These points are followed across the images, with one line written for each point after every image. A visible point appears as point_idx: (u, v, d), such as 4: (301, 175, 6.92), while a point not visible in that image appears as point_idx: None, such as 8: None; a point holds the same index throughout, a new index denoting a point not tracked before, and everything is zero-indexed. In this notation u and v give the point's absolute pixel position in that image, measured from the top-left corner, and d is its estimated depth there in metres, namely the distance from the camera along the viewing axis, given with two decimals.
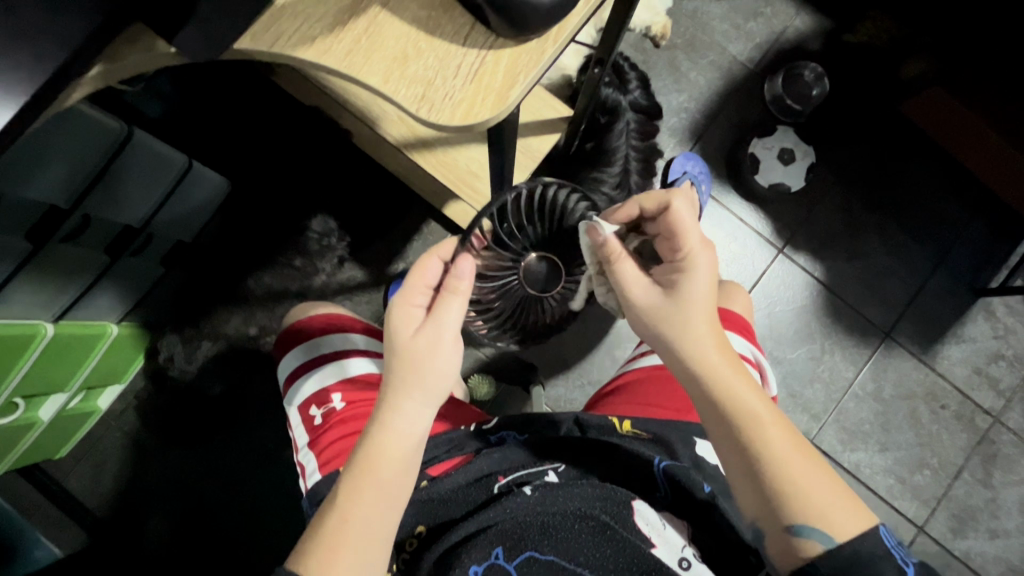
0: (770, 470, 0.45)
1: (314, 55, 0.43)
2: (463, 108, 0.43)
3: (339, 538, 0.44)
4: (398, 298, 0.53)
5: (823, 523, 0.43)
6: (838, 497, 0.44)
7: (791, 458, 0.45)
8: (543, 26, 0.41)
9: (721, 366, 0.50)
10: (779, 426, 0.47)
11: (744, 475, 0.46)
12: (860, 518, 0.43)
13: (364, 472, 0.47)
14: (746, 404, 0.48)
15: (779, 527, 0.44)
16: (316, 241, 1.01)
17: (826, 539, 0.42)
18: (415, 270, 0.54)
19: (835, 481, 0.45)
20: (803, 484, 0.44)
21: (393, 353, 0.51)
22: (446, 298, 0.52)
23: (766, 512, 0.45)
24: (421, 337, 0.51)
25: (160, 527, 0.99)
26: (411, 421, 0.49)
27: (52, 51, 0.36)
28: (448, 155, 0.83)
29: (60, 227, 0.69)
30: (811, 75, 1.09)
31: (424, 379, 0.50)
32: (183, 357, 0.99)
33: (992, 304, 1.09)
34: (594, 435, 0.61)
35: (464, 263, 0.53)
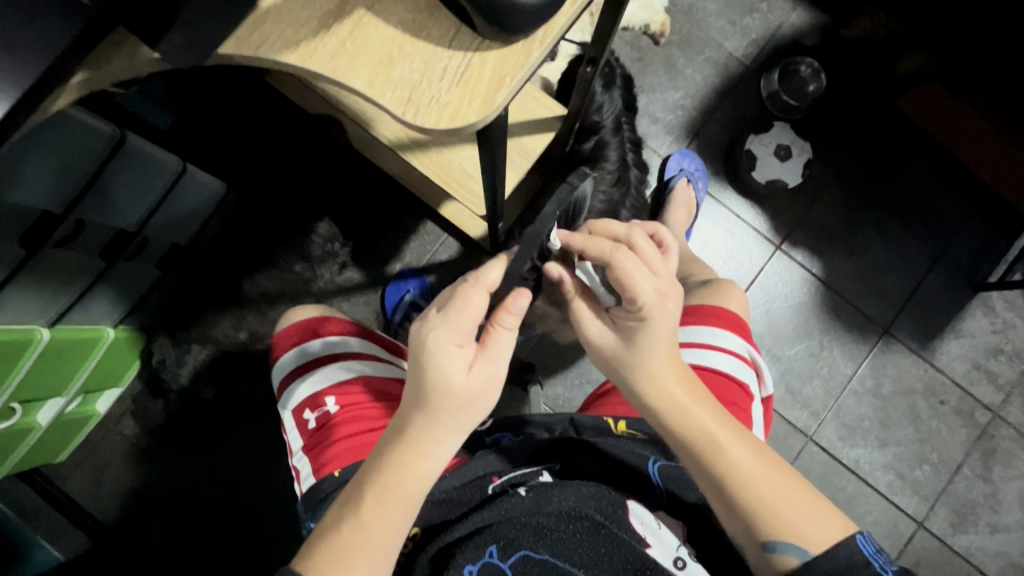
0: (740, 488, 0.47)
1: (298, 59, 0.42)
2: (449, 111, 0.42)
3: (353, 557, 0.43)
4: (445, 332, 0.47)
5: (799, 537, 0.45)
6: (812, 507, 0.47)
7: (761, 477, 0.48)
8: (528, 28, 0.41)
9: (672, 378, 0.51)
10: (744, 443, 0.50)
11: (712, 492, 0.49)
12: (836, 529, 0.46)
13: (390, 492, 0.45)
14: (702, 419, 0.50)
15: (757, 543, 0.47)
16: (319, 245, 1.01)
17: (801, 551, 0.45)
18: (462, 295, 0.47)
19: (812, 494, 0.48)
20: (777, 502, 0.46)
21: (438, 391, 0.46)
22: (498, 331, 0.48)
23: (742, 525, 0.47)
24: (477, 378, 0.47)
25: (159, 529, 0.99)
26: (444, 454, 0.48)
27: (31, 57, 0.36)
28: (441, 155, 0.82)
29: (51, 234, 0.68)
30: (807, 70, 1.07)
31: (470, 416, 0.48)
32: (175, 359, 0.98)
33: (990, 299, 1.09)
34: (589, 436, 0.61)
35: (521, 299, 0.47)
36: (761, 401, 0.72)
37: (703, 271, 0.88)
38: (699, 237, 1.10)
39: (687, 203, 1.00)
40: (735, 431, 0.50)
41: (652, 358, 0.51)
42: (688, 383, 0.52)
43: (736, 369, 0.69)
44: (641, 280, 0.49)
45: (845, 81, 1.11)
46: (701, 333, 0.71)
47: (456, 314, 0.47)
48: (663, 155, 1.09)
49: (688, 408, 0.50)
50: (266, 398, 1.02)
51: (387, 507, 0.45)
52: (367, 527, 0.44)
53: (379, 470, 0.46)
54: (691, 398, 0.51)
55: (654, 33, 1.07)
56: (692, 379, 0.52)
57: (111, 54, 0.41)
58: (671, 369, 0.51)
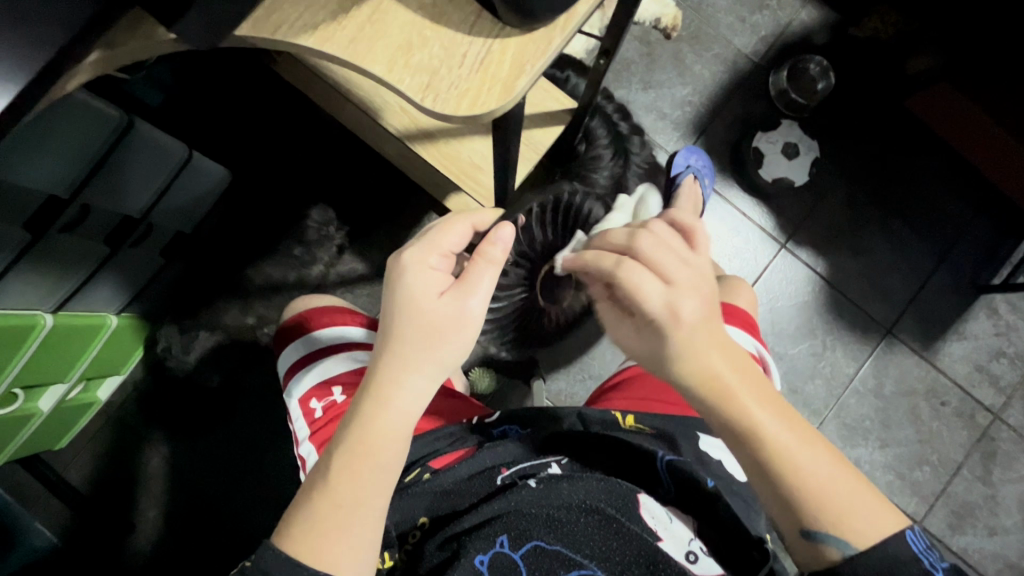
0: (786, 476, 0.41)
1: (316, 43, 0.42)
2: (468, 98, 0.42)
3: (329, 521, 0.41)
4: (417, 251, 0.48)
5: (843, 529, 0.39)
6: (862, 495, 0.40)
7: (814, 462, 0.41)
8: (550, 16, 0.40)
9: (719, 356, 0.44)
10: (795, 424, 0.42)
11: (756, 479, 0.42)
12: (888, 521, 0.40)
13: (357, 452, 0.43)
14: (743, 402, 0.43)
15: (802, 533, 0.40)
16: (315, 229, 1.01)
17: (845, 544, 0.39)
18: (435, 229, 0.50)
19: (864, 482, 0.41)
20: (833, 488, 0.40)
21: (408, 315, 0.46)
22: (480, 264, 0.48)
23: (786, 512, 0.41)
24: (446, 303, 0.46)
25: (158, 520, 0.99)
26: (408, 398, 0.44)
27: (49, 34, 0.35)
28: (450, 146, 0.82)
29: (57, 218, 0.68)
30: (817, 68, 1.08)
31: (442, 349, 0.45)
32: (181, 346, 1.00)
33: (994, 302, 1.09)
34: (598, 429, 0.61)
35: (503, 230, 0.49)
36: None
37: (711, 268, 0.87)
38: (704, 235, 1.09)
39: (695, 199, 0.99)
40: (786, 412, 0.43)
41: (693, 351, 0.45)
42: (731, 359, 0.45)
43: None
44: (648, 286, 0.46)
45: (853, 80, 1.10)
46: None
47: (428, 241, 0.49)
48: (670, 151, 1.08)
49: (735, 393, 0.43)
50: (268, 388, 1.01)
51: (355, 471, 0.42)
52: (342, 496, 0.42)
53: (349, 429, 0.44)
54: (737, 376, 0.44)
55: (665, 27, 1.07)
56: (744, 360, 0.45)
57: (127, 35, 0.41)
58: (724, 356, 0.44)
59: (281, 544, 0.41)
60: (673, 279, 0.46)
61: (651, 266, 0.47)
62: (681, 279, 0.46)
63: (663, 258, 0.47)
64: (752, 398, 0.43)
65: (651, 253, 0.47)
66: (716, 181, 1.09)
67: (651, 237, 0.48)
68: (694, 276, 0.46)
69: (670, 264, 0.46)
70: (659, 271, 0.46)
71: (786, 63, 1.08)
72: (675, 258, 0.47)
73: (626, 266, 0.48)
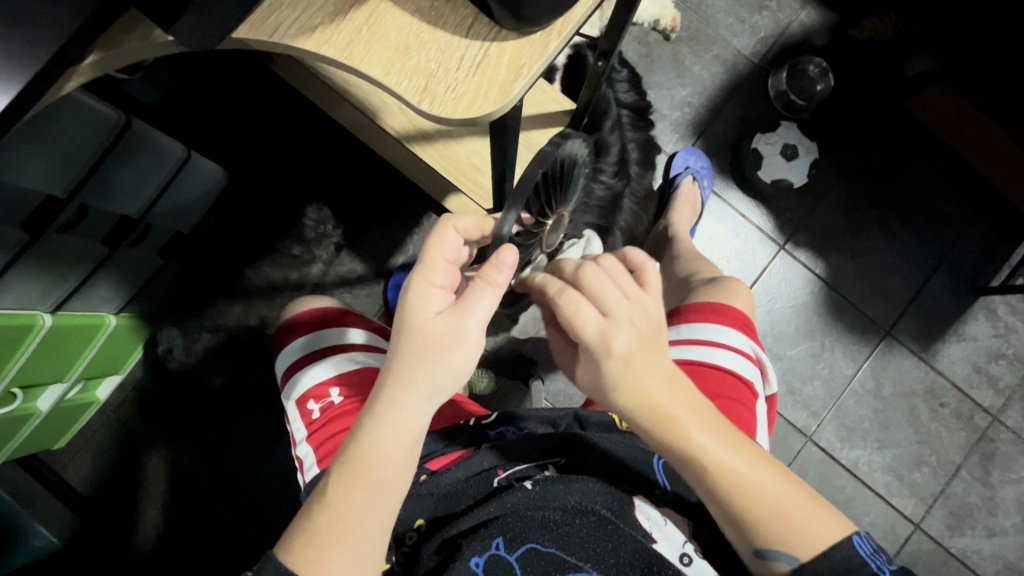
0: (731, 496, 0.44)
1: (313, 45, 0.42)
2: (465, 101, 0.42)
3: (328, 535, 0.42)
4: (419, 274, 0.46)
5: (790, 544, 0.43)
6: (805, 509, 0.44)
7: (757, 483, 0.44)
8: (546, 20, 0.41)
9: (662, 388, 0.46)
10: (737, 448, 0.46)
11: (708, 499, 0.46)
12: (831, 531, 0.43)
13: (357, 471, 0.43)
14: (689, 433, 0.45)
15: (751, 550, 0.44)
16: (312, 229, 1.01)
17: (792, 559, 0.43)
18: (440, 231, 0.46)
19: (807, 496, 0.45)
20: (776, 506, 0.44)
21: (410, 338, 0.45)
22: (481, 287, 0.45)
23: (736, 530, 0.45)
24: (445, 326, 0.45)
25: (157, 520, 0.99)
26: (408, 420, 0.45)
27: (45, 35, 0.35)
28: (449, 148, 0.82)
29: (54, 219, 0.68)
30: (816, 69, 1.09)
31: (441, 373, 0.45)
32: (182, 347, 0.99)
33: (993, 304, 1.09)
34: (595, 431, 0.60)
35: (507, 253, 0.45)
36: (766, 399, 0.72)
37: (710, 269, 0.87)
38: (703, 235, 1.09)
39: (693, 202, 1.00)
40: (728, 437, 0.46)
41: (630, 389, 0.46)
42: (675, 389, 0.46)
43: (741, 367, 0.69)
44: (586, 315, 0.46)
45: (853, 82, 1.10)
46: (707, 330, 0.70)
47: (431, 255, 0.46)
48: (669, 153, 1.08)
49: (680, 421, 0.45)
50: (267, 388, 1.01)
51: (355, 489, 0.43)
52: (343, 512, 0.42)
53: (350, 443, 0.44)
54: (681, 406, 0.46)
55: (665, 28, 1.07)
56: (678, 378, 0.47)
57: (124, 37, 0.41)
58: (663, 385, 0.46)
59: (281, 555, 0.42)
60: (611, 313, 0.45)
61: (592, 298, 0.46)
62: (619, 313, 0.45)
63: (603, 289, 0.46)
64: (695, 426, 0.46)
65: (594, 285, 0.46)
66: (715, 182, 1.09)
67: (595, 268, 0.47)
68: (633, 309, 0.46)
69: (608, 294, 0.46)
70: (596, 301, 0.46)
71: (785, 64, 1.08)
72: (618, 292, 0.46)
73: (567, 295, 0.46)
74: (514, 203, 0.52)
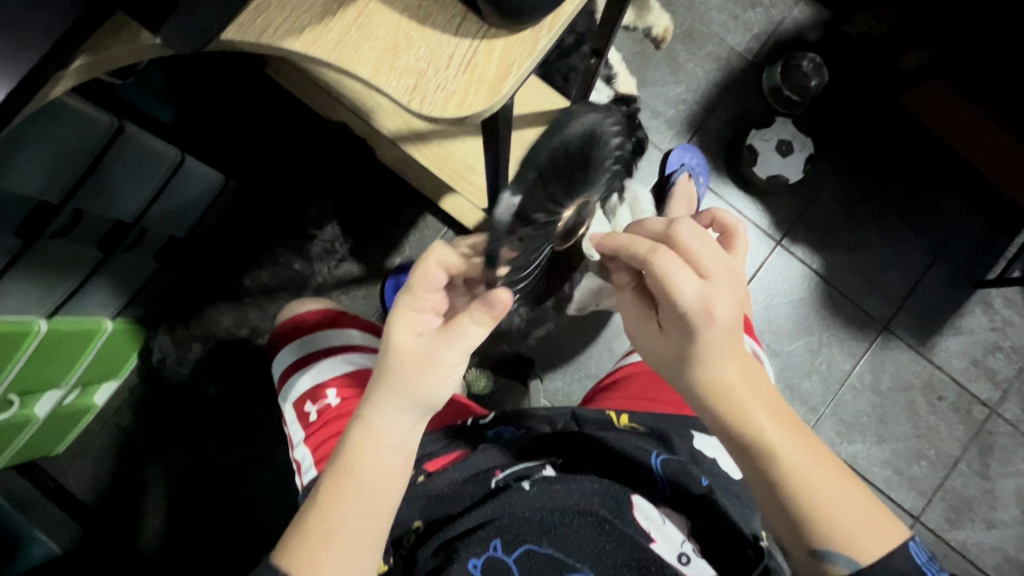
0: (789, 486, 0.41)
1: (301, 46, 0.42)
2: (455, 100, 0.42)
3: (320, 539, 0.42)
4: (404, 300, 0.47)
5: (849, 546, 0.39)
6: (864, 506, 0.41)
7: (823, 479, 0.41)
8: (535, 18, 0.41)
9: (734, 368, 0.45)
10: (803, 443, 0.43)
11: (765, 495, 0.43)
12: (892, 533, 0.40)
13: (345, 481, 0.44)
14: (754, 415, 0.44)
15: (804, 548, 0.41)
16: (321, 246, 1.02)
17: (850, 562, 0.39)
18: (425, 264, 0.47)
19: (866, 495, 0.42)
20: (844, 508, 0.40)
21: (391, 361, 0.46)
22: (466, 318, 0.46)
23: (794, 528, 0.41)
24: (427, 351, 0.46)
25: (156, 525, 0.98)
26: (395, 434, 0.46)
27: (32, 38, 0.35)
28: (443, 147, 0.80)
29: (50, 224, 0.67)
30: (810, 65, 1.08)
31: (425, 395, 0.46)
32: (175, 357, 1.00)
33: (989, 297, 1.09)
34: (593, 428, 0.62)
35: (498, 296, 0.46)
36: None
37: None
38: None
39: (689, 198, 1.00)
40: (797, 431, 0.44)
41: (711, 359, 0.46)
42: (746, 370, 0.46)
43: None
44: (684, 277, 0.46)
45: (847, 77, 1.11)
46: None
47: (414, 284, 0.47)
48: (665, 149, 1.08)
49: (749, 407, 0.44)
50: (264, 391, 1.01)
51: (344, 497, 0.43)
52: (332, 516, 0.43)
53: (338, 451, 0.46)
54: (748, 392, 0.45)
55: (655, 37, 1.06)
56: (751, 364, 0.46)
57: (112, 39, 0.41)
58: (738, 367, 0.45)
59: (279, 559, 0.42)
60: (708, 276, 0.46)
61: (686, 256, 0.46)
62: (696, 295, 0.45)
63: (699, 252, 0.47)
64: (766, 418, 0.43)
65: (671, 262, 0.46)
66: (711, 178, 1.09)
67: (674, 249, 0.47)
68: (711, 288, 0.45)
69: (705, 262, 0.46)
70: (694, 266, 0.46)
71: (779, 59, 1.08)
72: (693, 274, 0.46)
73: (660, 256, 0.46)
74: (518, 191, 0.45)
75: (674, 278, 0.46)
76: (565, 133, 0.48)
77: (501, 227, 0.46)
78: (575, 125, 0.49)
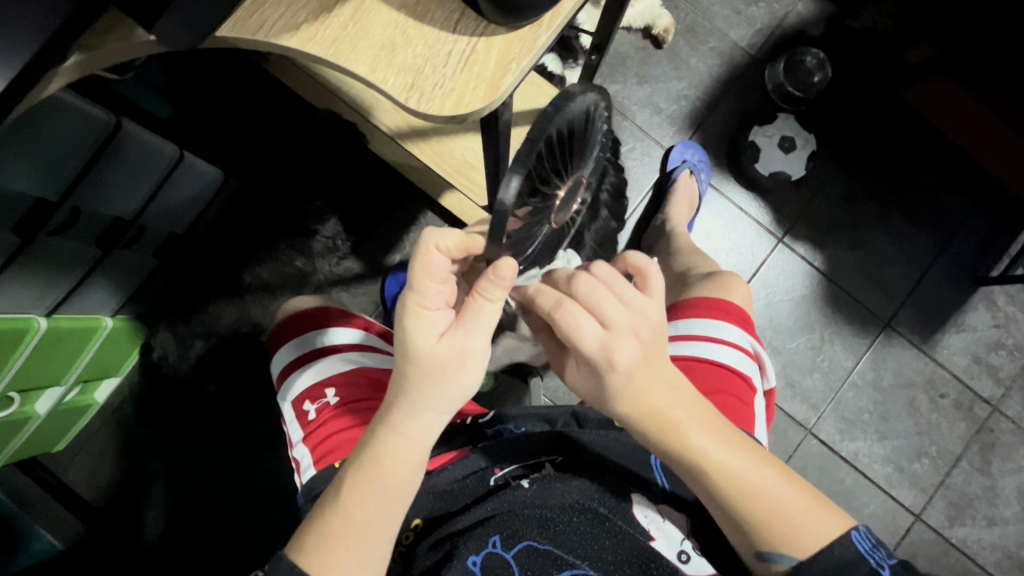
0: (728, 496, 0.45)
1: (298, 42, 0.41)
2: (453, 98, 0.41)
3: (339, 540, 0.44)
4: (412, 299, 0.44)
5: (791, 547, 0.43)
6: (805, 506, 0.44)
7: (760, 485, 0.45)
8: (533, 15, 0.40)
9: (660, 398, 0.45)
10: (739, 449, 0.46)
11: (711, 502, 0.46)
12: (832, 526, 0.44)
13: (366, 479, 0.45)
14: (689, 435, 0.45)
15: (752, 549, 0.45)
16: (322, 242, 1.02)
17: (791, 559, 0.43)
18: (423, 253, 0.44)
19: (805, 491, 0.45)
20: (782, 508, 0.44)
21: (412, 360, 0.45)
22: (479, 301, 0.45)
23: (739, 530, 0.45)
24: (448, 342, 0.44)
25: (157, 522, 0.99)
26: (422, 430, 0.46)
27: (25, 36, 0.35)
28: (442, 144, 0.80)
29: (47, 221, 0.67)
30: (812, 62, 1.07)
31: (449, 387, 0.45)
32: (176, 353, 0.99)
33: (993, 294, 1.09)
34: (593, 428, 0.60)
35: (503, 269, 0.43)
36: (765, 395, 0.72)
37: (707, 262, 0.86)
38: (701, 230, 1.09)
39: (692, 195, 0.99)
40: (727, 438, 0.46)
41: (638, 393, 0.45)
42: (678, 393, 0.46)
43: (739, 362, 0.68)
44: (587, 321, 0.43)
45: (851, 72, 1.10)
46: (708, 325, 0.69)
47: (419, 280, 0.44)
48: (667, 146, 1.08)
49: (681, 426, 0.45)
50: (264, 387, 1.01)
51: (364, 496, 0.45)
52: (353, 516, 0.44)
53: (358, 451, 0.47)
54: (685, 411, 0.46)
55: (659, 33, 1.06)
56: (681, 384, 0.46)
57: (107, 37, 0.40)
58: (666, 393, 0.45)
59: (296, 557, 0.43)
60: (611, 324, 0.43)
61: (590, 309, 0.44)
62: (619, 325, 0.43)
63: (599, 300, 0.43)
64: (701, 436, 0.45)
65: (586, 294, 0.43)
66: (712, 175, 1.08)
67: (588, 276, 0.44)
68: (634, 318, 0.44)
69: (604, 306, 0.43)
70: (593, 312, 0.43)
71: (782, 54, 1.07)
72: (617, 301, 0.43)
73: (565, 306, 0.44)
74: (517, 168, 0.43)
75: (594, 311, 0.44)
76: (565, 109, 0.46)
77: (503, 208, 0.43)
78: (576, 102, 0.47)
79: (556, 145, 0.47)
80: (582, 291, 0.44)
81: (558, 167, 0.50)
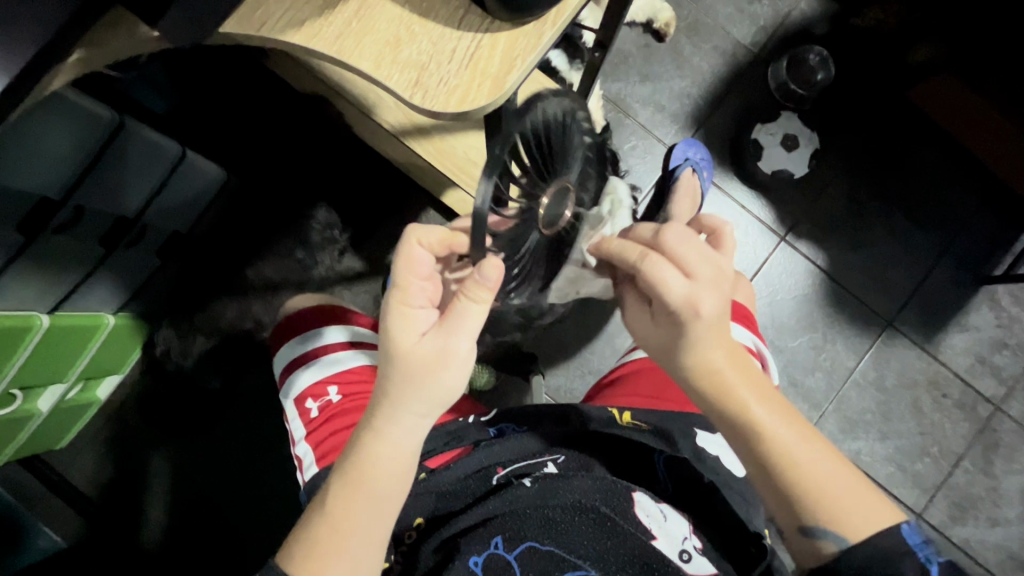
0: (780, 465, 0.45)
1: (302, 39, 0.41)
2: (458, 94, 0.41)
3: (328, 548, 0.43)
4: (397, 297, 0.47)
5: (839, 523, 0.43)
6: (856, 487, 0.44)
7: (810, 462, 0.45)
8: (538, 10, 0.40)
9: (720, 357, 0.48)
10: (794, 425, 0.47)
11: (759, 476, 0.46)
12: (882, 515, 0.43)
13: (356, 485, 0.45)
14: (735, 388, 0.48)
15: (795, 525, 0.44)
16: (319, 233, 1.01)
17: (839, 539, 0.42)
18: (408, 249, 0.48)
19: (855, 474, 0.45)
20: (830, 486, 0.44)
21: (393, 358, 0.47)
22: (463, 302, 0.47)
23: (786, 506, 0.45)
24: (428, 341, 0.46)
25: (159, 520, 0.99)
26: (407, 435, 0.47)
27: (28, 33, 0.35)
28: (444, 142, 0.79)
29: (50, 219, 0.67)
30: (816, 59, 1.07)
31: (429, 390, 0.46)
32: (179, 349, 0.99)
33: (996, 294, 1.08)
34: (596, 426, 0.59)
35: (488, 269, 0.45)
36: None
37: None
38: None
39: (693, 193, 0.99)
40: (780, 412, 0.47)
41: (701, 346, 0.49)
42: (733, 358, 0.49)
43: None
44: (670, 274, 0.49)
45: (854, 71, 1.09)
46: None
47: (404, 276, 0.48)
48: (669, 144, 1.08)
49: (735, 387, 0.48)
50: (266, 385, 1.01)
51: (353, 504, 0.44)
52: (342, 522, 0.44)
53: (348, 455, 0.46)
54: (736, 372, 0.48)
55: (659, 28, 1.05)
56: (738, 350, 0.50)
57: (110, 33, 0.40)
58: (723, 354, 0.48)
59: (284, 565, 0.43)
60: (693, 277, 0.49)
61: (670, 263, 0.50)
62: (682, 290, 0.48)
63: (683, 256, 0.50)
64: (752, 398, 0.47)
65: (672, 250, 0.50)
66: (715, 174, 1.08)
67: (671, 236, 0.51)
68: (710, 279, 0.49)
69: (688, 262, 0.49)
70: (677, 266, 0.49)
71: (785, 54, 1.07)
72: (694, 259, 0.49)
73: (648, 261, 0.50)
74: (490, 172, 0.41)
75: (678, 264, 0.50)
76: (533, 112, 0.46)
77: (481, 213, 0.42)
78: (539, 108, 0.48)
79: (527, 149, 0.47)
80: (662, 252, 0.50)
81: (539, 173, 0.50)
